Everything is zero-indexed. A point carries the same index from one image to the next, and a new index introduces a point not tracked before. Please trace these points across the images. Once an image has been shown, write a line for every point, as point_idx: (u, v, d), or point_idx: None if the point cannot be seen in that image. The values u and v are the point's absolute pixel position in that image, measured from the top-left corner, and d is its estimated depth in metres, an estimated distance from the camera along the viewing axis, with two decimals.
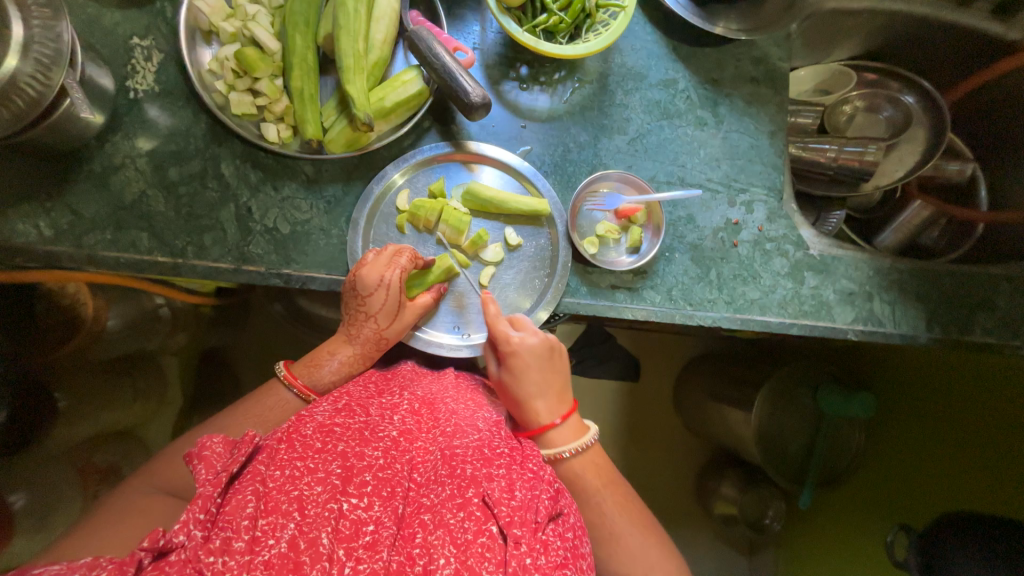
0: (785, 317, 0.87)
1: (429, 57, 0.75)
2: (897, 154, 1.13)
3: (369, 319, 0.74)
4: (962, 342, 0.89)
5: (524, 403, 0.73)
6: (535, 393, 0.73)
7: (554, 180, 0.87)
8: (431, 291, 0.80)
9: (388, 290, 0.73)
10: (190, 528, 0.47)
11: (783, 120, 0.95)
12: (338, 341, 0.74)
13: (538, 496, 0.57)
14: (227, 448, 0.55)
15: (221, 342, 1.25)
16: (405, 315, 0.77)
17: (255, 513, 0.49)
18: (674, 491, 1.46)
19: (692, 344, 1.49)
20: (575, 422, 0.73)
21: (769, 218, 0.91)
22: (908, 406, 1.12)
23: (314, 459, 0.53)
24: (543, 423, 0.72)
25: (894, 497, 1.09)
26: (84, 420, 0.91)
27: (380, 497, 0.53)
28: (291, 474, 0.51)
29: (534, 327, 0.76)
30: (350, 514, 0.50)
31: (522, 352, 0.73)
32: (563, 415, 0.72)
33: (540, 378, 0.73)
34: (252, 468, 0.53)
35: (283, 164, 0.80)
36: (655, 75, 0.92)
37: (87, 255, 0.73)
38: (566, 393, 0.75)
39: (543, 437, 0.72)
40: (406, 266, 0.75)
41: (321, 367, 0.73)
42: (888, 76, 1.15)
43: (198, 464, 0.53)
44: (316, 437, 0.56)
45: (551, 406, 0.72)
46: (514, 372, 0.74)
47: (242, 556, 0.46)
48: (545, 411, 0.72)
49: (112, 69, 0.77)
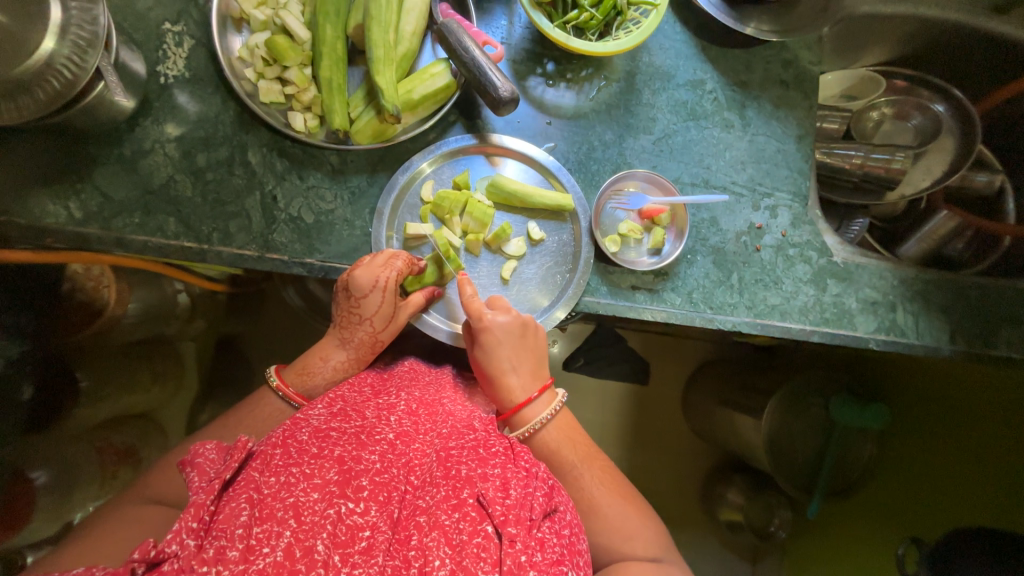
0: (806, 324, 0.86)
1: (459, 51, 0.75)
2: (925, 163, 1.10)
3: (364, 322, 0.74)
4: (987, 357, 0.88)
5: (499, 380, 0.73)
6: (507, 370, 0.73)
7: (578, 177, 0.87)
8: (424, 291, 0.79)
9: (383, 293, 0.73)
10: (183, 537, 0.48)
11: (812, 124, 0.93)
12: (331, 346, 0.75)
13: (533, 493, 0.57)
14: (220, 454, 0.57)
15: (237, 329, 1.27)
16: (400, 317, 0.76)
17: (249, 521, 0.49)
18: (679, 495, 1.45)
19: (703, 348, 1.48)
20: (548, 393, 0.75)
21: (794, 223, 0.90)
22: (921, 420, 1.10)
23: (310, 464, 0.54)
24: (518, 399, 0.72)
25: (905, 511, 1.08)
26: (107, 402, 0.94)
27: (377, 501, 0.54)
28: (286, 481, 0.52)
29: (507, 306, 0.76)
30: (347, 519, 0.51)
31: (495, 330, 0.73)
32: (538, 389, 0.73)
33: (513, 354, 0.74)
34: (247, 474, 0.53)
35: (309, 153, 0.80)
36: (682, 75, 0.91)
37: (115, 238, 0.74)
38: (541, 369, 0.75)
39: (518, 413, 0.72)
40: (402, 270, 0.74)
41: (314, 375, 0.73)
42: (919, 83, 1.12)
43: (191, 471, 0.55)
44: (312, 443, 0.56)
45: (524, 380, 0.73)
46: (487, 349, 0.74)
47: (237, 565, 0.46)
48: (519, 386, 0.73)
49: (144, 54, 0.78)
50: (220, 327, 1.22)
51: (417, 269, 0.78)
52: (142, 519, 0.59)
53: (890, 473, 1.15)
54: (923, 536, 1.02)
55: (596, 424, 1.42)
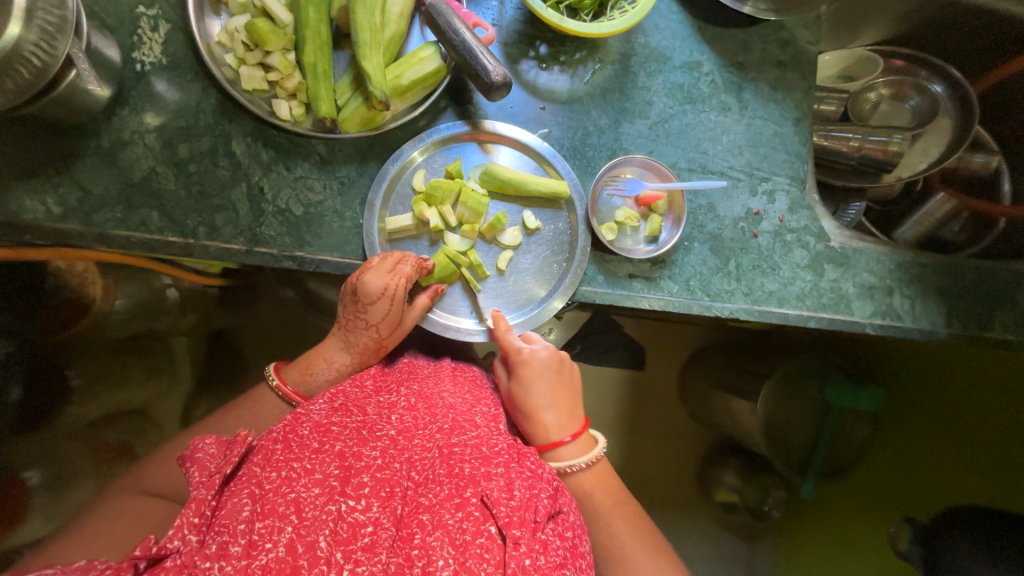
0: (804, 310, 0.86)
1: (448, 34, 0.72)
2: (921, 145, 1.10)
3: (369, 328, 0.72)
4: (982, 339, 0.88)
5: (532, 414, 0.72)
6: (542, 405, 0.72)
7: (573, 164, 0.85)
8: (428, 290, 0.78)
9: (391, 301, 0.71)
10: (185, 533, 0.47)
11: (810, 106, 0.92)
12: (334, 347, 0.73)
13: (537, 495, 0.57)
14: (220, 448, 0.55)
15: (229, 323, 1.25)
16: (406, 323, 0.75)
17: (251, 516, 0.48)
18: (676, 479, 1.47)
19: (699, 334, 1.48)
20: (584, 438, 0.72)
21: (791, 208, 0.89)
22: (918, 403, 1.11)
23: (311, 459, 0.53)
24: (553, 438, 0.70)
25: (900, 490, 1.09)
26: (97, 399, 0.90)
27: (378, 498, 0.53)
28: (288, 476, 0.51)
29: (543, 339, 0.76)
30: (349, 517, 0.51)
31: (533, 363, 0.74)
32: (574, 432, 0.71)
33: (550, 391, 0.73)
34: (248, 470, 0.52)
35: (295, 142, 0.78)
36: (679, 57, 0.89)
37: (97, 233, 0.71)
38: (576, 411, 0.73)
39: (551, 452, 0.70)
40: (410, 275, 0.73)
41: (316, 375, 0.72)
42: (918, 62, 1.10)
43: (191, 466, 0.53)
44: (314, 437, 0.55)
45: (560, 420, 0.71)
46: (522, 383, 0.73)
47: (239, 560, 0.46)
48: (554, 426, 0.71)
49: (118, 40, 0.74)
50: (212, 322, 1.21)
51: (425, 270, 0.77)
52: (137, 518, 0.58)
53: (883, 453, 1.17)
54: (918, 516, 1.04)
55: (593, 411, 1.43)
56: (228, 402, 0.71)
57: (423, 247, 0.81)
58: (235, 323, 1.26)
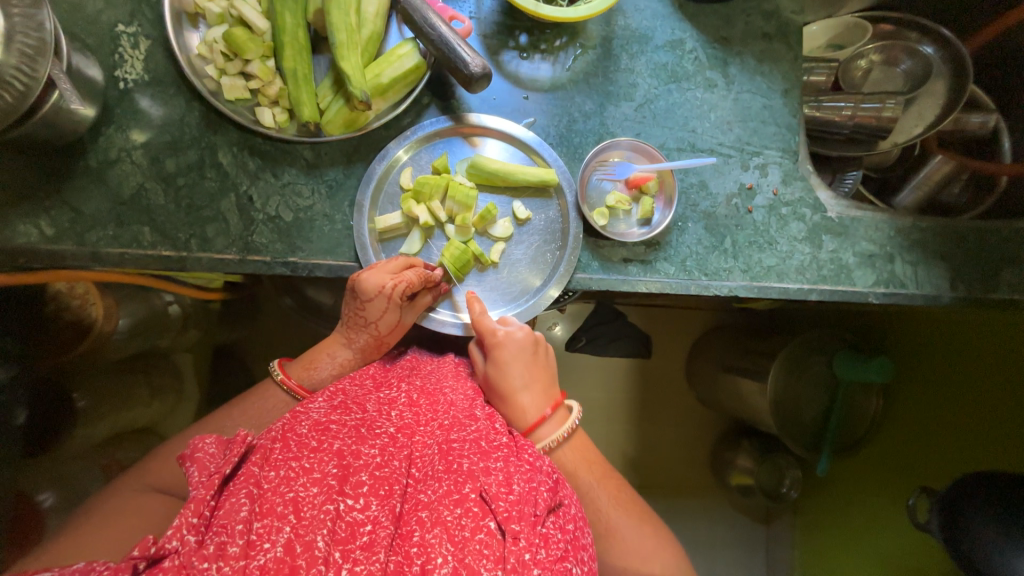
0: (804, 283, 0.85)
1: (425, 28, 0.72)
2: (917, 109, 1.07)
3: (368, 326, 0.73)
4: (989, 301, 0.86)
5: (509, 397, 0.71)
6: (519, 388, 0.71)
7: (561, 152, 0.85)
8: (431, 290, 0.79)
9: (387, 300, 0.71)
10: (183, 533, 0.47)
11: (798, 76, 0.90)
12: (337, 343, 0.74)
13: (537, 489, 0.57)
14: (220, 448, 0.56)
15: (234, 338, 1.25)
16: (404, 321, 0.76)
17: (249, 516, 0.49)
18: (689, 464, 1.46)
19: (703, 317, 1.47)
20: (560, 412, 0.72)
21: (784, 181, 0.87)
22: (930, 372, 1.09)
23: (309, 458, 0.53)
24: (531, 418, 0.70)
25: (914, 459, 1.09)
26: (102, 420, 0.91)
27: (377, 496, 0.53)
28: (286, 475, 0.51)
29: (518, 321, 0.76)
30: (347, 515, 0.51)
31: (508, 344, 0.73)
32: (552, 408, 0.71)
33: (526, 371, 0.72)
34: (246, 469, 0.53)
35: (281, 149, 0.78)
36: (661, 36, 0.88)
37: (91, 252, 0.72)
38: (553, 387, 0.74)
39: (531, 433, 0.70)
40: (413, 281, 0.72)
41: (319, 370, 0.73)
42: (906, 26, 1.08)
43: (191, 466, 0.53)
44: (312, 436, 0.55)
45: (537, 399, 0.71)
46: (499, 365, 0.72)
47: (238, 561, 0.46)
48: (532, 406, 0.71)
49: (99, 59, 0.75)
50: (217, 337, 1.21)
51: (430, 283, 0.76)
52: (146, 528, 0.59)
53: (898, 426, 1.15)
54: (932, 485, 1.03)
55: (601, 402, 1.43)
56: (226, 403, 0.72)
57: (415, 242, 0.81)
58: (240, 337, 1.26)
